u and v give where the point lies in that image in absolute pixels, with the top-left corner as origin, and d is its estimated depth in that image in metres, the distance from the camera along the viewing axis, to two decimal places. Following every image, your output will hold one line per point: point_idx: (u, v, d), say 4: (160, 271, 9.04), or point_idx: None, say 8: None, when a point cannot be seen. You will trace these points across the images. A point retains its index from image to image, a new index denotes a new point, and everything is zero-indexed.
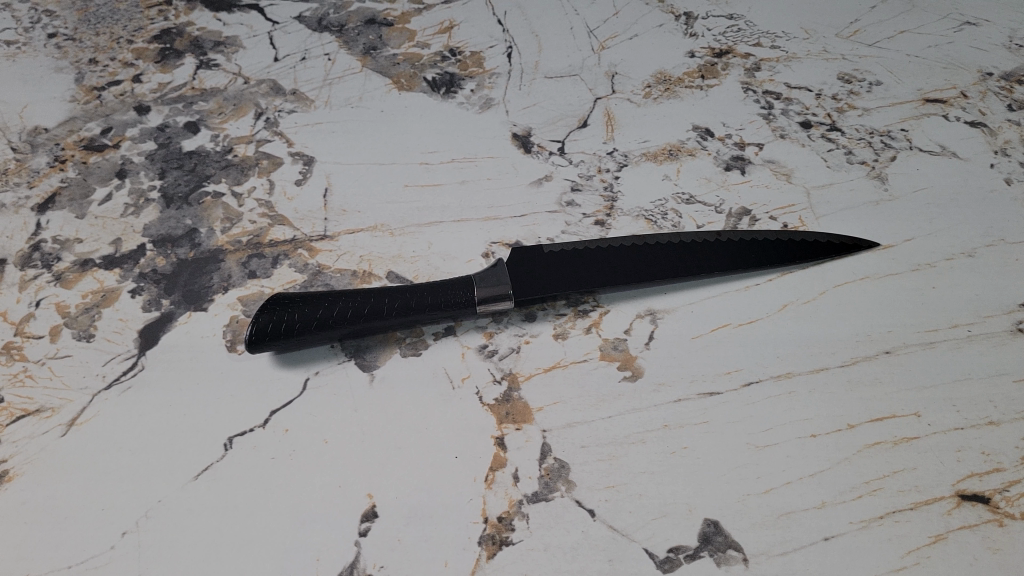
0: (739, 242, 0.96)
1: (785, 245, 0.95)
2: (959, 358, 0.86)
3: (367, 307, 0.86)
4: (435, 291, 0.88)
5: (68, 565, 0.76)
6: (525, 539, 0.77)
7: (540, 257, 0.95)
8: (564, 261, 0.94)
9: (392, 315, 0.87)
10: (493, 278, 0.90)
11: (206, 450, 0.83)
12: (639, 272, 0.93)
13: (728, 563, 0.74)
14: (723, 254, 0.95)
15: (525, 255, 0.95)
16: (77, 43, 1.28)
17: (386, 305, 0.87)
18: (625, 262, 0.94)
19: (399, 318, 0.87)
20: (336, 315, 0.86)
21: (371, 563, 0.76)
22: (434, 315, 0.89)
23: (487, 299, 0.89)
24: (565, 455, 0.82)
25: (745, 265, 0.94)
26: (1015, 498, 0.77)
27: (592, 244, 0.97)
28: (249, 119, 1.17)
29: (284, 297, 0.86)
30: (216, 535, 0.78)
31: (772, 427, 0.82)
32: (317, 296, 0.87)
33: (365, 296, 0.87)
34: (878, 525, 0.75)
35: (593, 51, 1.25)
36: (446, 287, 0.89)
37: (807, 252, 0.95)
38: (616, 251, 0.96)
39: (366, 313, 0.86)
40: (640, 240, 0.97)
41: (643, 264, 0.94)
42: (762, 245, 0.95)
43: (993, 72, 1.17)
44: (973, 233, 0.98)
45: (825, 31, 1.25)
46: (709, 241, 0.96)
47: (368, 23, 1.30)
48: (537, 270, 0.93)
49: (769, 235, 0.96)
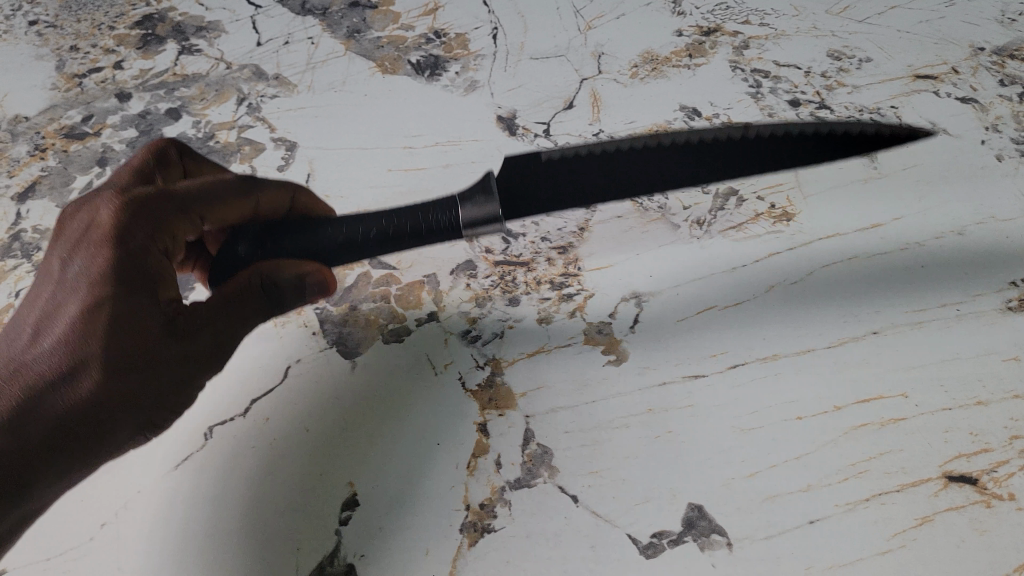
0: (771, 139, 0.82)
1: (823, 145, 0.82)
2: (949, 337, 0.84)
3: (340, 237, 0.81)
4: (414, 217, 0.80)
5: (46, 557, 0.77)
6: (507, 526, 0.76)
7: (534, 171, 0.83)
8: (564, 173, 0.83)
9: (368, 243, 0.81)
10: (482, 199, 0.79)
11: (186, 440, 0.84)
12: (648, 177, 0.82)
13: (711, 548, 0.73)
14: (751, 157, 0.82)
15: (516, 167, 0.84)
16: (59, 31, 1.28)
17: (362, 234, 0.81)
18: (633, 169, 0.82)
19: (376, 246, 0.81)
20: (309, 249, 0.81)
21: (351, 552, 0.75)
22: (415, 244, 0.81)
23: (475, 223, 0.80)
24: (548, 441, 0.81)
25: (773, 164, 0.82)
26: (1003, 479, 0.75)
27: (595, 147, 0.84)
28: (231, 104, 1.16)
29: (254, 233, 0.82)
30: (195, 526, 0.78)
31: (758, 410, 0.81)
32: (281, 225, 0.82)
33: (338, 225, 0.81)
34: (863, 508, 0.74)
35: (579, 31, 1.22)
36: (425, 212, 0.80)
37: (848, 143, 0.82)
38: (626, 154, 0.83)
39: (338, 244, 0.81)
40: (654, 139, 0.83)
41: (654, 169, 0.82)
42: (797, 139, 0.81)
43: (986, 47, 1.13)
44: (962, 212, 0.95)
45: (815, 7, 1.22)
46: (734, 138, 0.82)
47: (353, 5, 1.29)
48: (532, 184, 0.83)
49: (807, 128, 0.82)
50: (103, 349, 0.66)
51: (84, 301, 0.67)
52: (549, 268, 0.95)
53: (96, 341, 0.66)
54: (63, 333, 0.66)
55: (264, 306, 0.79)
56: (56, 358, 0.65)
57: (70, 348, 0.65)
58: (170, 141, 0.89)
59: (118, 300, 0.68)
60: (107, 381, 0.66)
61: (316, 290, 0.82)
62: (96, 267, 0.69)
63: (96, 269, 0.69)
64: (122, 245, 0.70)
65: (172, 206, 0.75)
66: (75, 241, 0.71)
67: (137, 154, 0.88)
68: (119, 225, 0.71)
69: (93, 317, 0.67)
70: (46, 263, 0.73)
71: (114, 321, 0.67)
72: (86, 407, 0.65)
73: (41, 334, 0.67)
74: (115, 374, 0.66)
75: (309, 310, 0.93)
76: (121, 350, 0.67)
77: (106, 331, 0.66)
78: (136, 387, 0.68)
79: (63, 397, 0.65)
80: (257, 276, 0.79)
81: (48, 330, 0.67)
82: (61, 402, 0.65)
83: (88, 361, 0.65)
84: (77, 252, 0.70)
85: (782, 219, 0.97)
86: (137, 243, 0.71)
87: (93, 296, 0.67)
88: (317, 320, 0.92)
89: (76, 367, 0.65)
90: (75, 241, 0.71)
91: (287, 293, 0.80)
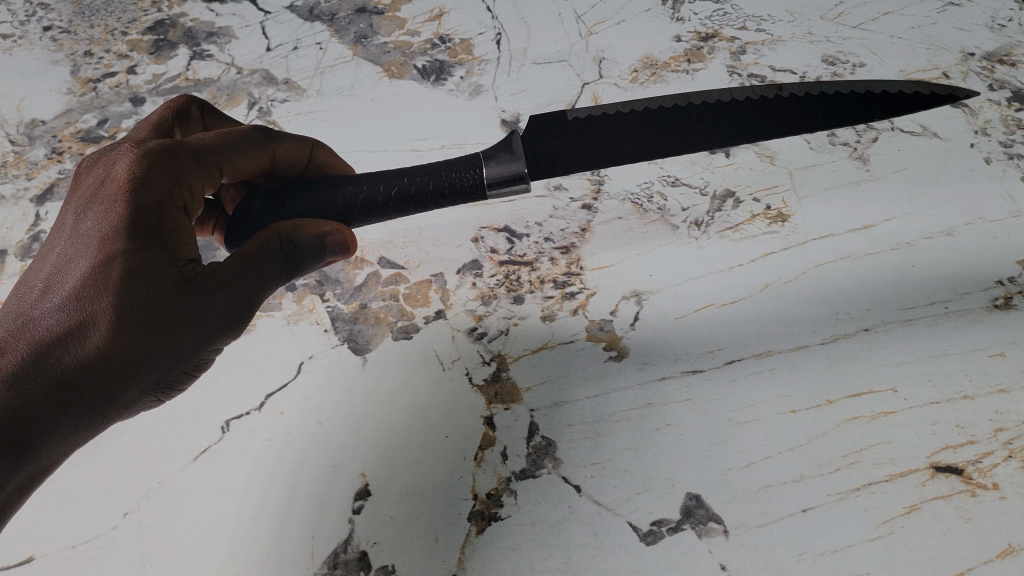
0: (802, 98, 0.87)
1: (851, 107, 0.87)
2: (938, 333, 0.88)
3: (359, 198, 0.83)
4: (438, 175, 0.83)
5: (72, 544, 0.82)
6: (513, 514, 0.79)
7: (565, 127, 0.87)
8: (593, 130, 0.87)
9: (389, 203, 0.83)
10: (505, 157, 0.83)
11: (204, 433, 0.88)
12: (679, 136, 0.87)
13: (708, 535, 0.76)
14: (781, 118, 0.87)
15: (547, 122, 0.87)
16: (72, 36, 1.31)
17: (383, 193, 0.83)
18: (664, 128, 0.87)
19: (398, 205, 0.84)
20: (329, 206, 0.83)
21: (364, 539, 0.79)
22: (438, 203, 0.84)
23: (498, 182, 0.83)
24: (552, 434, 0.84)
25: (800, 127, 0.87)
26: (988, 469, 0.78)
27: (626, 106, 0.88)
28: (243, 108, 1.20)
29: (278, 191, 0.83)
30: (214, 514, 0.82)
31: (753, 403, 0.85)
32: (297, 187, 0.84)
33: (358, 184, 0.83)
34: (853, 497, 0.78)
35: (581, 36, 1.25)
36: (450, 169, 0.83)
37: (875, 104, 0.87)
38: (657, 113, 0.87)
39: (358, 203, 0.83)
40: (685, 100, 0.87)
41: (683, 131, 0.87)
42: (829, 101, 0.86)
43: (975, 53, 1.16)
44: (952, 213, 0.98)
45: (810, 13, 1.25)
46: (767, 97, 0.88)
47: (360, 12, 1.32)
48: (563, 147, 0.87)
49: (840, 88, 0.86)
50: (114, 306, 0.67)
51: (96, 257, 0.68)
52: (552, 267, 0.98)
53: (106, 298, 0.67)
54: (75, 289, 0.67)
55: (283, 270, 0.77)
56: (67, 313, 0.67)
57: (81, 304, 0.67)
58: (191, 97, 0.92)
59: (131, 256, 0.68)
60: (115, 338, 0.67)
61: (337, 251, 0.80)
62: (108, 222, 0.70)
63: (108, 225, 0.69)
64: (136, 199, 0.71)
65: (190, 160, 0.76)
66: (90, 195, 0.72)
67: (159, 109, 0.90)
68: (134, 178, 0.72)
69: (105, 274, 0.68)
70: (60, 216, 0.74)
71: (126, 278, 0.68)
72: (94, 364, 0.67)
73: (52, 287, 0.68)
74: (124, 331, 0.67)
75: (321, 309, 0.97)
76: (133, 307, 0.68)
77: (117, 287, 0.67)
78: (147, 346, 0.69)
79: (71, 352, 0.66)
80: (278, 238, 0.76)
81: (59, 285, 0.68)
82: (69, 358, 0.66)
83: (97, 318, 0.67)
84: (91, 206, 0.71)
85: (777, 220, 1.00)
86: (153, 197, 0.71)
87: (106, 252, 0.68)
88: (328, 318, 0.96)
89: (90, 321, 0.67)
90: (89, 195, 0.72)
91: (307, 255, 0.78)
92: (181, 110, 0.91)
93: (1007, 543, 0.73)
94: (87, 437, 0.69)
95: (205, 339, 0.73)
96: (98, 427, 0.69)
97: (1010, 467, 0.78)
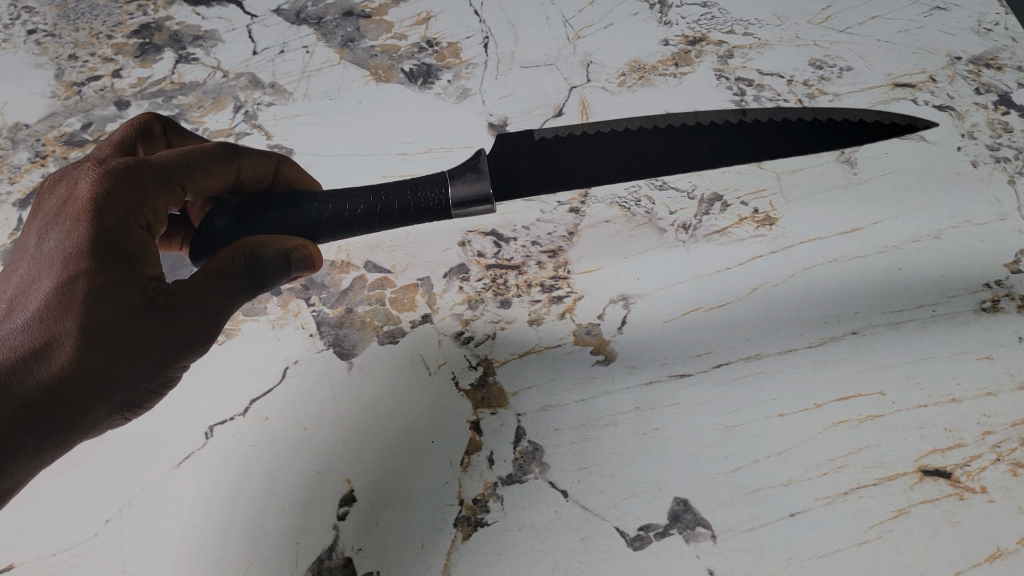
0: (768, 123, 0.87)
1: (813, 131, 0.86)
2: (926, 337, 0.87)
3: (325, 215, 0.82)
4: (403, 194, 0.82)
5: (53, 552, 0.81)
6: (499, 520, 0.79)
7: (531, 146, 0.87)
8: (559, 151, 0.87)
9: (355, 221, 0.83)
10: (470, 175, 0.83)
11: (187, 439, 0.87)
12: (643, 159, 0.87)
13: (696, 540, 0.76)
14: (751, 141, 0.87)
15: (512, 142, 0.87)
16: (57, 39, 1.30)
17: (348, 210, 0.82)
18: (630, 147, 0.87)
19: (364, 223, 0.83)
20: (296, 220, 0.82)
21: (348, 546, 0.78)
22: (403, 222, 0.84)
23: (464, 202, 0.83)
24: (539, 438, 0.84)
25: (763, 152, 0.87)
26: (976, 472, 0.78)
27: (593, 128, 0.88)
28: (229, 112, 1.19)
29: (246, 206, 0.83)
30: (198, 521, 0.81)
31: (741, 407, 0.84)
32: (263, 202, 0.83)
33: (325, 200, 0.83)
34: (841, 501, 0.77)
35: (568, 40, 1.25)
36: (415, 188, 0.83)
37: (842, 130, 0.86)
38: (622, 134, 0.87)
39: (324, 219, 0.82)
40: (649, 122, 0.87)
41: (648, 149, 0.86)
42: (793, 127, 0.86)
43: (962, 56, 1.16)
44: (939, 215, 0.98)
45: (797, 17, 1.25)
46: (732, 122, 0.87)
47: (346, 15, 1.31)
48: (527, 167, 0.87)
49: (802, 116, 0.86)
50: (78, 326, 0.67)
51: (59, 278, 0.68)
52: (539, 271, 0.97)
53: (71, 318, 0.67)
54: (38, 309, 0.67)
55: (249, 287, 0.76)
56: (30, 333, 0.66)
57: (45, 324, 0.66)
58: (153, 115, 0.92)
59: (94, 275, 0.68)
60: (81, 357, 0.67)
61: (304, 266, 0.80)
62: (72, 242, 0.69)
63: (72, 244, 0.69)
64: (99, 218, 0.70)
65: (153, 179, 0.75)
66: (52, 215, 0.72)
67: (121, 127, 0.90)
68: (97, 197, 0.71)
69: (70, 293, 0.67)
70: (23, 237, 0.73)
71: (91, 296, 0.68)
72: (58, 385, 0.66)
73: (15, 308, 0.68)
74: (89, 349, 0.67)
75: (306, 313, 0.96)
76: (98, 326, 0.67)
77: (81, 306, 0.67)
78: (115, 365, 0.68)
79: (34, 373, 0.65)
80: (244, 256, 0.75)
81: (23, 305, 0.68)
82: (34, 377, 0.65)
83: (61, 337, 0.66)
84: (53, 226, 0.70)
85: (765, 224, 0.99)
86: (116, 216, 0.71)
87: (69, 272, 0.68)
88: (314, 322, 0.95)
89: (53, 342, 0.66)
90: (51, 216, 0.71)
91: (275, 271, 0.77)
92: (143, 127, 0.90)
93: (995, 547, 0.73)
94: (51, 459, 0.67)
95: (172, 357, 0.72)
96: (63, 449, 0.68)
97: (998, 470, 0.78)
